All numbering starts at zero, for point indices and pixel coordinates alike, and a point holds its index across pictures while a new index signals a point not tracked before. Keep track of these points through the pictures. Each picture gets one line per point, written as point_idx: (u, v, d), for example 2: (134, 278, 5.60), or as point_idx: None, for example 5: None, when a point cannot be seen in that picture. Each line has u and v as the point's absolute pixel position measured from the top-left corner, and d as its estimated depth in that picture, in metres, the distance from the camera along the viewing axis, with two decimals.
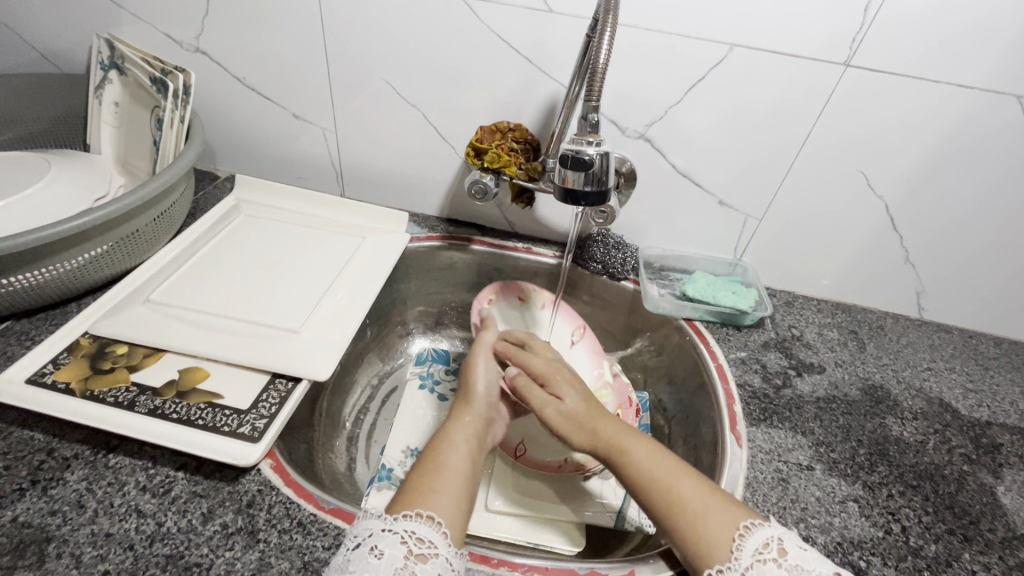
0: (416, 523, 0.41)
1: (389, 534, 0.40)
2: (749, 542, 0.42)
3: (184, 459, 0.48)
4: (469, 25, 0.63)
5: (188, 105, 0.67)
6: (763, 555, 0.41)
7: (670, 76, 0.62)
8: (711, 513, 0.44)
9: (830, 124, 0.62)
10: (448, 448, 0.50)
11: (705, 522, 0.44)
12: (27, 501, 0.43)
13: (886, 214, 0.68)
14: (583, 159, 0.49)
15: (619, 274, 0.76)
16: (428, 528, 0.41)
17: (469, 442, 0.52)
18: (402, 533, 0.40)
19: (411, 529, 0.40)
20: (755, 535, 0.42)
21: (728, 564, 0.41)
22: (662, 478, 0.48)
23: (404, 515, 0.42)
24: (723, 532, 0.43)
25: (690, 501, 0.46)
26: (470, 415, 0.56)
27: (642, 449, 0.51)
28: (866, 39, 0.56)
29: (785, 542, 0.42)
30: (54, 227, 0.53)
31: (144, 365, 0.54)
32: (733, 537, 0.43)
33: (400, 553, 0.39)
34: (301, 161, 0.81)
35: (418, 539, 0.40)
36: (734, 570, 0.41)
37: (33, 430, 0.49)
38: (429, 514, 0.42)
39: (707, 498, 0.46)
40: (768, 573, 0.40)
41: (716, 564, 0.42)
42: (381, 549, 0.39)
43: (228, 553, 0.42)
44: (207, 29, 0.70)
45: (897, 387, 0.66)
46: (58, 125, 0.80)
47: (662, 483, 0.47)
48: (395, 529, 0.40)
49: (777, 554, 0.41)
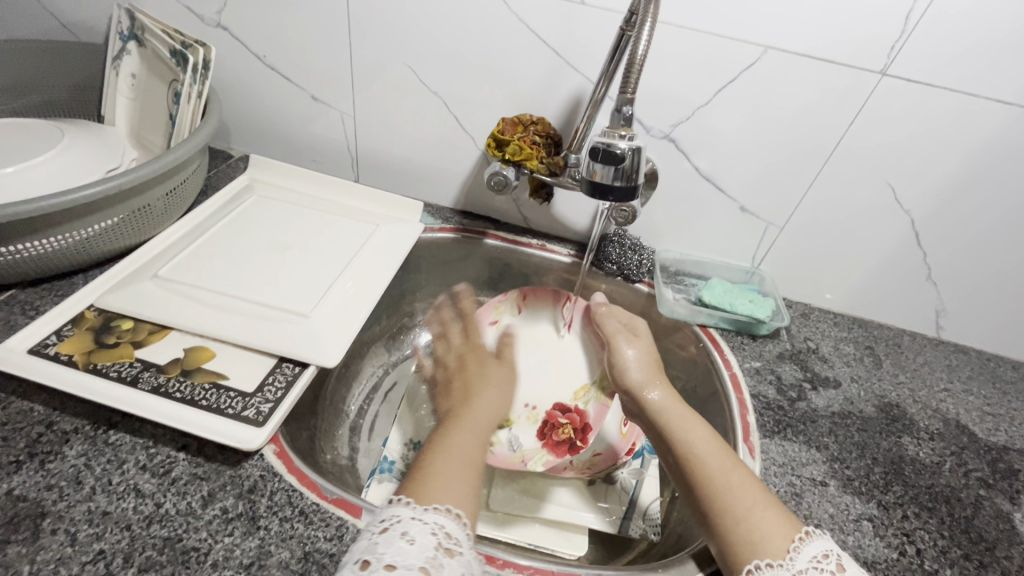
0: (445, 517, 0.39)
1: (420, 523, 0.38)
2: (807, 547, 0.40)
3: (186, 440, 0.47)
4: (498, 14, 0.62)
5: (208, 80, 0.66)
6: (821, 564, 0.39)
7: (701, 75, 0.61)
8: (767, 504, 0.44)
9: (861, 134, 0.61)
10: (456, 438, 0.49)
11: (759, 513, 0.43)
12: (24, 474, 0.42)
13: (911, 230, 0.67)
14: (614, 153, 0.48)
15: (635, 276, 0.74)
16: (456, 524, 0.39)
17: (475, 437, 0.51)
18: (432, 524, 0.38)
19: (441, 523, 0.39)
20: (817, 542, 0.40)
21: (781, 563, 0.40)
22: (715, 460, 0.48)
23: (432, 506, 0.40)
24: (778, 531, 0.42)
25: (741, 488, 0.45)
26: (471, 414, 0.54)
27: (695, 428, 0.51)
28: (905, 48, 0.55)
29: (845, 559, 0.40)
30: (65, 196, 0.52)
31: (150, 341, 0.53)
32: (790, 540, 0.41)
33: (430, 543, 0.37)
34: (317, 146, 0.80)
35: (447, 534, 0.38)
36: (785, 567, 0.39)
37: (33, 402, 0.47)
38: (457, 511, 0.40)
39: (757, 492, 0.45)
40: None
41: (767, 556, 0.40)
42: (412, 536, 0.37)
43: (227, 539, 0.41)
44: (230, 5, 0.69)
45: (914, 407, 0.65)
46: (72, 94, 0.79)
47: (714, 468, 0.47)
48: (426, 519, 0.39)
49: (835, 567, 0.39)
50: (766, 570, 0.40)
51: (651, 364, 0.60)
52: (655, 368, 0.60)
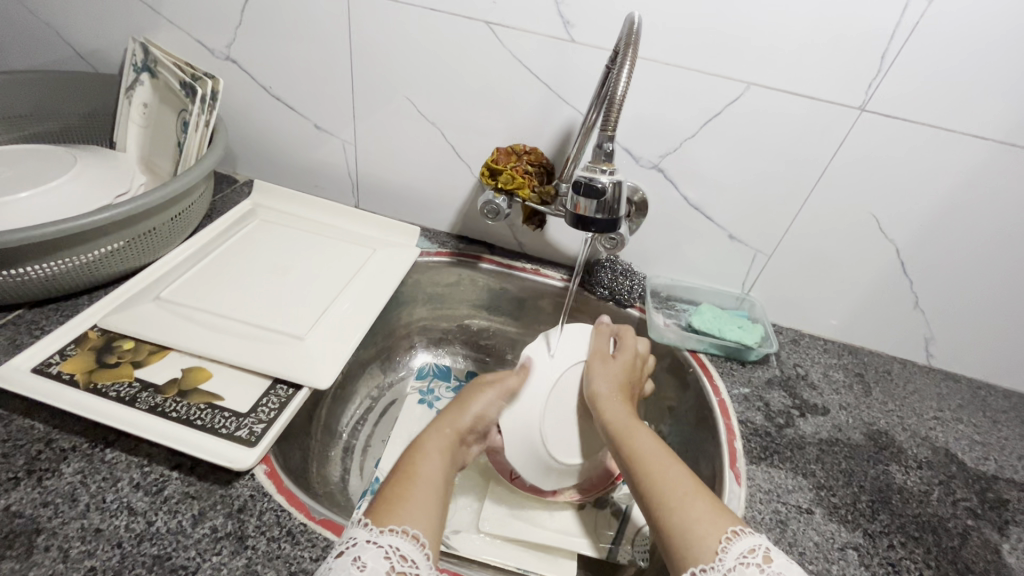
0: (401, 539, 0.40)
1: (373, 546, 0.39)
2: (733, 546, 0.40)
3: (180, 460, 0.48)
4: (492, 51, 0.65)
5: (215, 110, 0.68)
6: (747, 559, 0.39)
7: (688, 109, 0.63)
8: (700, 497, 0.45)
9: (843, 166, 0.63)
10: (423, 458, 0.51)
11: (692, 501, 0.44)
12: (21, 490, 0.43)
13: (897, 258, 0.68)
14: (596, 186, 0.50)
15: (626, 301, 0.76)
16: (412, 545, 0.40)
17: (443, 454, 0.52)
18: (385, 548, 0.40)
19: (395, 545, 0.40)
20: (743, 540, 0.40)
21: (712, 566, 0.39)
22: (656, 460, 0.49)
23: (390, 528, 0.41)
24: (711, 520, 0.42)
25: (679, 481, 0.46)
26: (450, 428, 0.55)
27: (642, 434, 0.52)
28: (882, 85, 0.57)
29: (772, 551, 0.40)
30: (72, 222, 0.54)
31: (149, 361, 0.55)
32: (718, 539, 0.41)
33: (382, 568, 0.38)
34: (319, 171, 0.83)
35: (401, 556, 0.39)
36: (716, 570, 0.39)
37: (34, 420, 0.49)
38: (414, 532, 0.42)
39: (693, 482, 0.46)
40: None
41: (700, 563, 0.40)
42: (363, 562, 0.38)
43: (215, 558, 0.42)
44: (239, 39, 0.73)
45: (902, 434, 0.65)
46: (87, 121, 0.82)
47: (654, 466, 0.48)
48: (380, 542, 0.40)
49: (763, 560, 0.39)
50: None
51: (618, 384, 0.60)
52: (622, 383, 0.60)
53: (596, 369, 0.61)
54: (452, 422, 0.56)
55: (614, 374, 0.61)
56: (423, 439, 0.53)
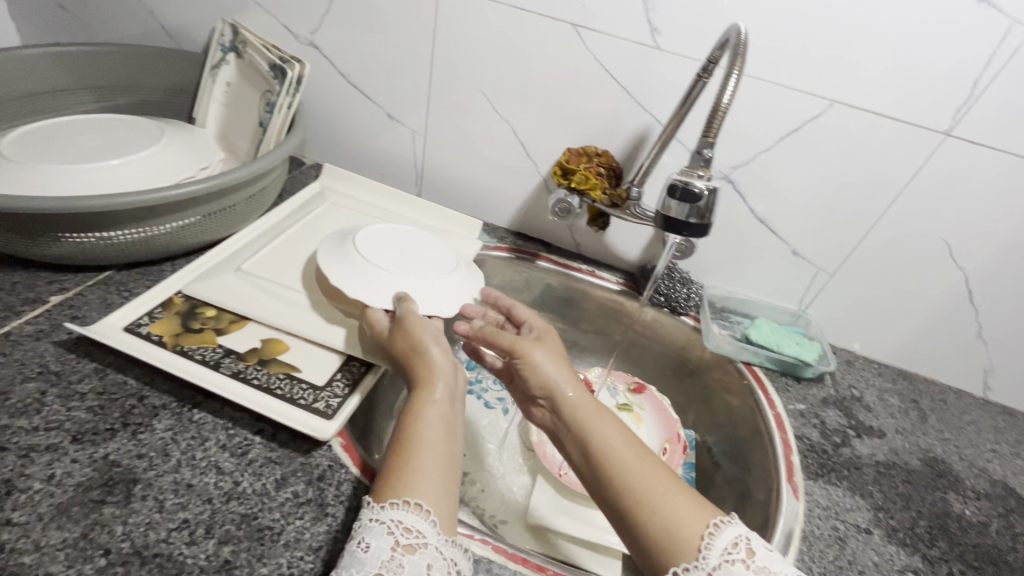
0: (403, 511, 0.39)
1: (376, 524, 0.39)
2: (718, 541, 0.39)
3: (261, 425, 0.50)
4: (575, 52, 0.66)
5: (298, 94, 0.70)
6: (731, 556, 0.38)
7: (767, 123, 0.63)
8: (679, 491, 0.42)
9: (920, 191, 0.63)
10: (420, 417, 0.46)
11: (670, 503, 0.41)
12: (118, 440, 0.46)
13: (964, 287, 0.68)
14: (692, 191, 0.51)
15: (681, 308, 0.76)
16: (416, 518, 0.39)
17: (437, 404, 0.47)
18: (387, 523, 0.39)
19: (398, 518, 0.39)
20: (725, 533, 0.39)
21: (695, 565, 0.38)
22: (626, 454, 0.44)
23: (391, 503, 0.40)
24: (694, 517, 0.40)
25: (655, 480, 0.42)
26: (439, 380, 0.49)
27: (606, 426, 0.46)
28: (970, 111, 0.57)
29: (752, 542, 0.40)
30: (167, 191, 0.57)
31: (230, 330, 0.57)
32: (704, 530, 0.39)
33: (387, 545, 0.38)
34: (385, 160, 0.85)
35: (405, 529, 0.39)
36: (701, 569, 0.38)
37: (126, 375, 0.51)
38: (416, 502, 0.40)
39: (671, 481, 0.42)
40: (735, 575, 0.37)
41: (683, 560, 0.38)
42: (368, 542, 0.38)
43: (298, 522, 0.43)
44: (324, 26, 0.75)
45: (959, 464, 0.64)
46: (169, 95, 0.85)
47: (623, 458, 0.44)
48: (382, 519, 0.39)
49: (745, 554, 0.38)
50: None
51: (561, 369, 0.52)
52: (564, 361, 0.53)
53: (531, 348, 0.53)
54: (441, 375, 0.49)
55: (549, 351, 0.54)
56: (420, 400, 0.47)
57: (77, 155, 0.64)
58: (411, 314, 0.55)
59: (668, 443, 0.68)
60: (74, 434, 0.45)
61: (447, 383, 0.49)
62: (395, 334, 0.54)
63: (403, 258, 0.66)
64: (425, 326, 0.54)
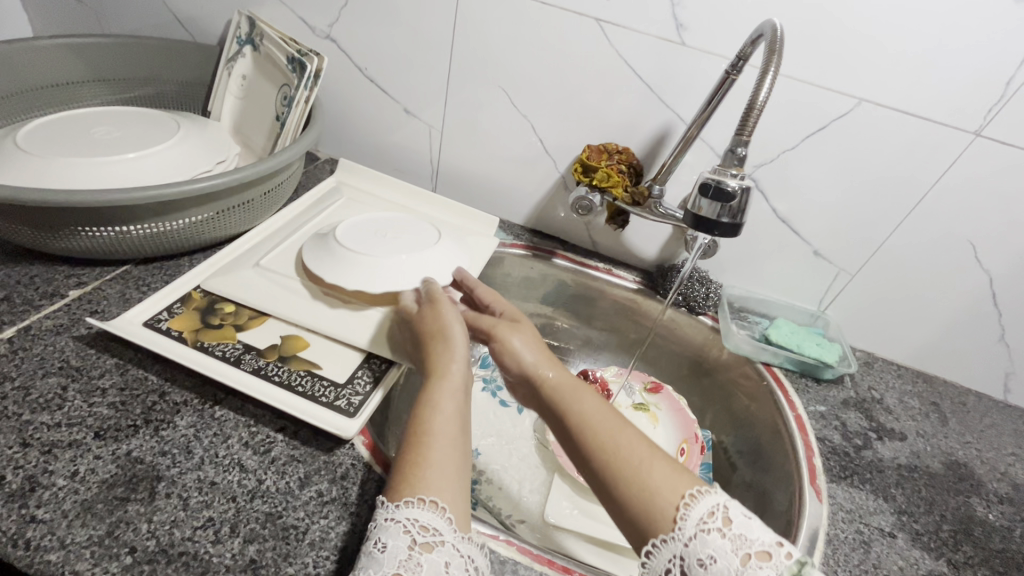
0: (419, 510, 0.39)
1: (392, 524, 0.39)
2: (693, 511, 0.37)
3: (283, 423, 0.49)
4: (598, 47, 0.65)
5: (316, 88, 0.70)
6: (707, 525, 0.37)
7: (794, 121, 0.62)
8: (656, 458, 0.41)
9: (947, 192, 0.62)
10: (439, 408, 0.45)
11: (647, 472, 0.40)
12: (140, 437, 0.45)
13: (988, 289, 0.67)
14: (725, 190, 0.50)
15: (700, 308, 0.75)
16: (432, 515, 0.39)
17: (453, 399, 0.47)
18: (404, 522, 0.38)
19: (414, 517, 0.39)
20: (701, 502, 0.38)
21: (672, 536, 0.37)
22: (602, 425, 0.43)
23: (407, 501, 0.39)
24: (669, 484, 0.39)
25: (630, 449, 0.41)
26: (454, 369, 0.49)
27: (581, 400, 0.45)
28: (1002, 111, 0.56)
29: (731, 510, 0.38)
30: (185, 185, 0.56)
31: (250, 326, 0.56)
32: (680, 498, 0.38)
33: (404, 544, 0.38)
34: (401, 155, 0.84)
35: (421, 527, 0.38)
36: (677, 539, 0.37)
37: (147, 371, 0.51)
38: (430, 498, 0.39)
39: (647, 448, 0.41)
40: (711, 544, 0.36)
41: (662, 531, 0.38)
42: (384, 542, 0.38)
43: (322, 521, 0.43)
44: (342, 19, 0.75)
45: (982, 468, 0.64)
46: (184, 88, 0.84)
47: (598, 432, 0.43)
48: (399, 518, 0.39)
49: (722, 523, 0.37)
50: (662, 548, 0.37)
51: (534, 348, 0.51)
52: (537, 338, 0.52)
53: (504, 331, 0.52)
54: (458, 363, 0.49)
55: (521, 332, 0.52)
56: (434, 390, 0.47)
57: (94, 148, 0.63)
58: (443, 297, 0.56)
59: (686, 444, 0.68)
60: (97, 430, 0.45)
61: (462, 374, 0.49)
62: (424, 316, 0.54)
63: (385, 242, 0.64)
64: (454, 313, 0.54)
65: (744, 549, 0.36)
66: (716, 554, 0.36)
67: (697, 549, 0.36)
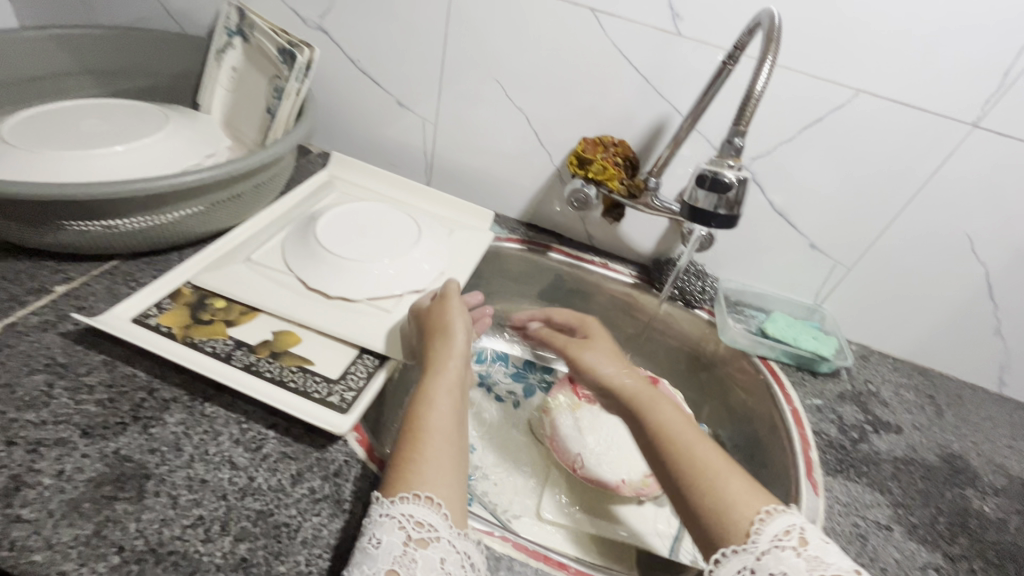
0: (415, 505, 0.38)
1: (386, 520, 0.38)
2: (769, 526, 0.39)
3: (275, 419, 0.49)
4: (594, 38, 0.64)
5: (308, 80, 0.69)
6: (781, 542, 0.38)
7: (791, 113, 0.62)
8: (733, 473, 0.43)
9: (944, 184, 0.61)
10: (431, 403, 0.46)
11: (724, 483, 0.43)
12: (128, 435, 0.44)
13: (984, 282, 0.67)
14: (722, 181, 0.49)
15: (696, 301, 0.75)
16: (427, 511, 0.38)
17: (449, 395, 0.47)
18: (399, 517, 0.38)
19: (410, 513, 0.38)
20: (776, 519, 0.39)
21: (744, 546, 0.39)
22: (683, 436, 0.47)
23: (402, 496, 0.39)
24: (745, 499, 0.42)
25: (708, 460, 0.44)
26: (452, 366, 0.50)
27: (663, 412, 0.50)
28: (1001, 102, 0.56)
29: (807, 532, 0.39)
30: (174, 178, 0.55)
31: (241, 321, 0.55)
32: (756, 514, 0.40)
33: (399, 540, 0.37)
34: (394, 149, 0.83)
35: (417, 523, 0.38)
36: (749, 551, 0.39)
37: (136, 368, 0.50)
38: (427, 494, 0.39)
39: (726, 463, 0.45)
40: (785, 560, 0.38)
41: (732, 542, 0.39)
42: (379, 538, 0.37)
43: (315, 519, 0.42)
44: (334, 10, 0.73)
45: (977, 460, 0.64)
46: (173, 81, 0.83)
47: (678, 440, 0.46)
48: (393, 514, 0.38)
49: (797, 542, 0.38)
50: (732, 557, 0.39)
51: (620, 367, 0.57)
52: (623, 361, 0.59)
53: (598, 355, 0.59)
54: (455, 361, 0.50)
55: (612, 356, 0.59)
56: (430, 387, 0.47)
57: (80, 141, 0.62)
58: (455, 296, 0.57)
59: None
60: (84, 428, 0.44)
61: (460, 373, 0.50)
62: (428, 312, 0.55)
63: (373, 241, 0.65)
64: (458, 308, 0.55)
65: (818, 569, 0.37)
66: (788, 570, 0.37)
67: (769, 563, 0.38)
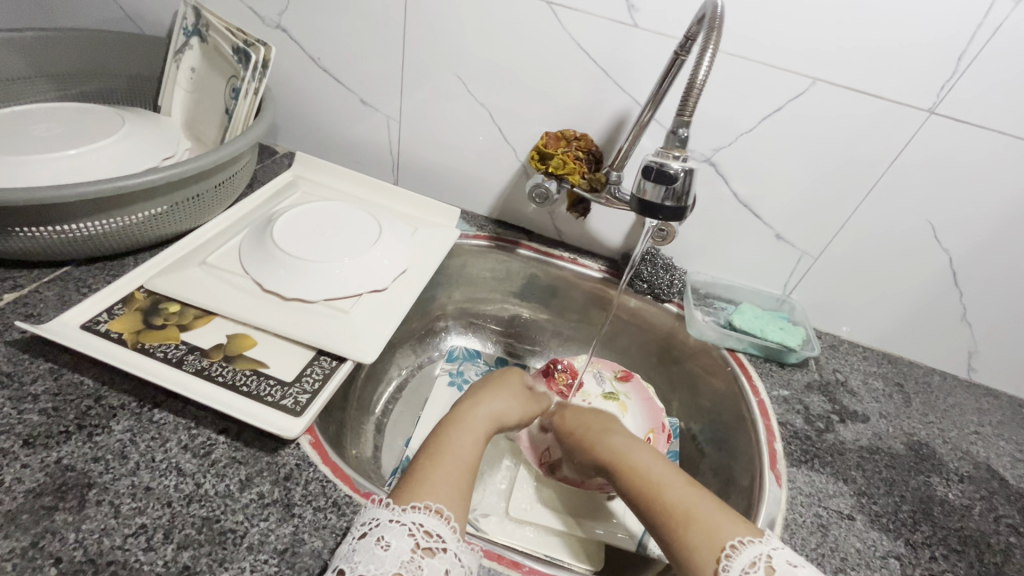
0: (424, 515, 0.40)
1: (397, 525, 0.39)
2: (738, 558, 0.41)
3: (226, 424, 0.48)
4: (551, 31, 0.64)
5: (265, 78, 0.67)
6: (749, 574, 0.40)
7: (749, 102, 0.61)
8: (716, 510, 0.45)
9: (904, 171, 0.61)
10: (452, 437, 0.50)
11: (704, 521, 0.44)
12: (72, 444, 0.44)
13: (949, 268, 0.67)
14: (668, 173, 0.49)
15: (665, 295, 0.75)
16: (438, 522, 0.40)
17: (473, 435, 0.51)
18: (409, 525, 0.39)
19: (419, 522, 0.40)
20: (743, 555, 0.41)
21: None
22: (662, 479, 0.49)
23: (413, 506, 0.41)
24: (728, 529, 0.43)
25: (688, 500, 0.46)
26: (480, 411, 0.55)
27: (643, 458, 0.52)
28: (955, 88, 0.55)
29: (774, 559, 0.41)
30: (122, 182, 0.54)
31: (195, 325, 0.55)
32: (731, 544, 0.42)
33: (407, 546, 0.38)
34: (359, 147, 0.82)
35: (426, 532, 0.40)
36: None
37: (83, 375, 0.49)
38: (438, 507, 0.42)
39: (706, 498, 0.46)
40: None
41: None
42: (387, 541, 0.38)
43: (262, 524, 0.42)
44: (291, 7, 0.72)
45: (943, 447, 0.64)
46: (132, 83, 0.82)
47: (657, 486, 0.48)
48: (403, 521, 0.40)
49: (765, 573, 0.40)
50: None
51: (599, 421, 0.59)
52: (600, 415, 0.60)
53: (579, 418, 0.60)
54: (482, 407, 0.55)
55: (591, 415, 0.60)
56: (447, 427, 0.52)
57: (30, 145, 0.61)
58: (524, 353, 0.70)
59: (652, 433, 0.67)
60: (26, 437, 0.43)
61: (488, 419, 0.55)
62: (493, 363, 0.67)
63: (329, 240, 0.64)
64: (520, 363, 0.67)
65: None
66: None
67: None
